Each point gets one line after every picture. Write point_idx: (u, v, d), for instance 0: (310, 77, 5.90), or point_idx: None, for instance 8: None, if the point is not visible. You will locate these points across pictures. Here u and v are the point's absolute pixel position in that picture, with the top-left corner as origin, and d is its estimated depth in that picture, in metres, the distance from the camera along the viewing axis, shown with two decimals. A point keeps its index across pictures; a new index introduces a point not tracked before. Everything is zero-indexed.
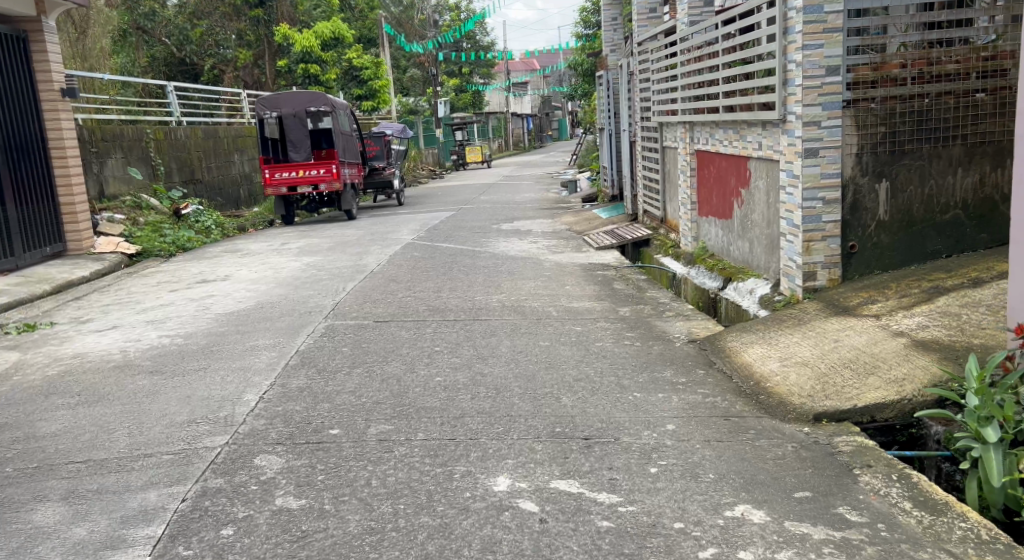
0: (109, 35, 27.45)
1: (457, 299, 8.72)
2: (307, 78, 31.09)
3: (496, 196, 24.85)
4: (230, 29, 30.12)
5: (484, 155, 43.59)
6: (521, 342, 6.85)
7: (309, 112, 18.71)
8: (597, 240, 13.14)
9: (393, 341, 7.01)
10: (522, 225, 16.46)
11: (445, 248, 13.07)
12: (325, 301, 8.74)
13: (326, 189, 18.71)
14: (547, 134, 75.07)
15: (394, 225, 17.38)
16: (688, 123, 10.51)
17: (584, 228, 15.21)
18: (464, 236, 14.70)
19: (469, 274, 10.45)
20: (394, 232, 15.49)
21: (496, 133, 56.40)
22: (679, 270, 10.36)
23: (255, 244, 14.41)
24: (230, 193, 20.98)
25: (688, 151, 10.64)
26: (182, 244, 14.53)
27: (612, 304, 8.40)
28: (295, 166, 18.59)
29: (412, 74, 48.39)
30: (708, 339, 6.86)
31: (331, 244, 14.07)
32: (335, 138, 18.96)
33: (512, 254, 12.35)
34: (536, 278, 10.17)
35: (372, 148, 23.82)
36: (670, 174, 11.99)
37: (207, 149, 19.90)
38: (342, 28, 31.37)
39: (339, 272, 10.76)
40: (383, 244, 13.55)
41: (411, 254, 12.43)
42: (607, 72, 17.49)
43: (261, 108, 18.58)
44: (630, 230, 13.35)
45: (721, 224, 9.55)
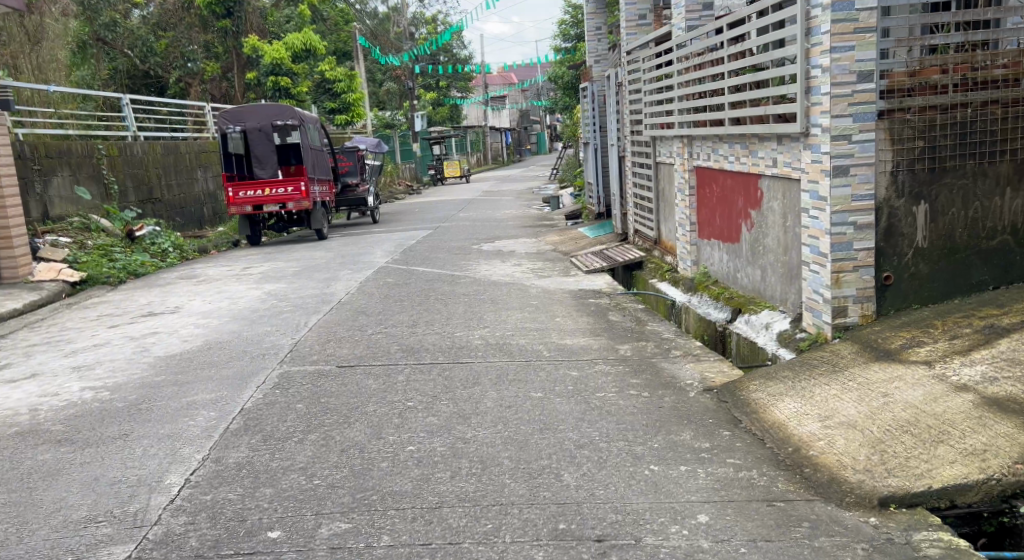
0: (68, 46, 26.33)
1: (433, 336, 7.73)
2: (278, 91, 30.01)
3: (476, 212, 23.86)
4: (196, 41, 29.05)
5: (462, 170, 42.70)
6: (507, 392, 5.88)
7: (274, 126, 17.68)
8: (586, 263, 12.24)
9: (357, 392, 6.00)
10: (503, 245, 15.47)
11: (420, 272, 12.08)
12: (283, 340, 7.74)
13: (294, 207, 17.67)
14: (526, 148, 74.28)
15: (367, 245, 16.33)
16: (686, 137, 9.60)
17: (570, 249, 14.24)
18: (441, 258, 13.70)
19: (447, 304, 9.47)
20: (366, 254, 14.47)
21: (474, 147, 55.54)
22: (680, 298, 9.41)
23: (213, 269, 13.41)
24: (194, 211, 20.02)
25: (687, 168, 9.69)
26: (135, 270, 13.47)
27: (608, 341, 7.43)
28: (261, 183, 17.57)
29: (388, 87, 47.47)
30: (726, 388, 5.85)
31: (298, 268, 13.06)
32: (304, 153, 17.88)
33: (493, 279, 11.37)
34: (520, 308, 9.20)
35: (346, 164, 22.78)
36: (665, 192, 11.04)
37: (167, 165, 18.91)
38: (313, 40, 30.24)
39: (303, 303, 9.74)
40: (353, 268, 12.54)
41: (383, 279, 11.43)
42: (592, 84, 16.55)
43: (224, 122, 17.56)
44: (621, 252, 12.41)
45: (726, 248, 8.57)
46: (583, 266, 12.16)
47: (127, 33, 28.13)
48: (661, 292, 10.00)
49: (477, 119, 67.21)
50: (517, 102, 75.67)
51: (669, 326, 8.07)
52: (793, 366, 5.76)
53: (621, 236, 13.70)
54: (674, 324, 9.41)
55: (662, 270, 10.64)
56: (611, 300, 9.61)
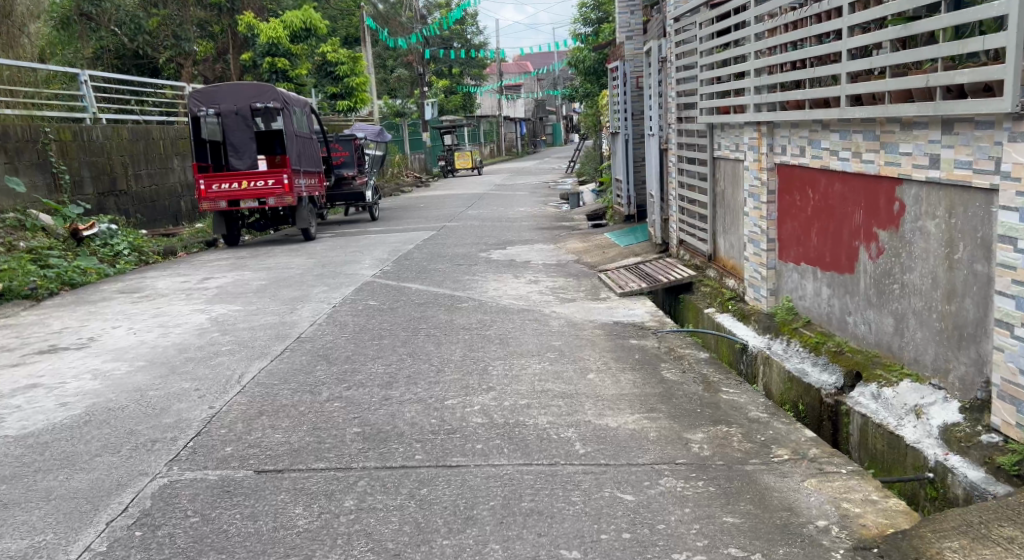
0: (48, 20, 24.28)
1: (414, 409, 5.35)
2: (274, 74, 27.60)
3: (486, 210, 21.48)
4: (186, 18, 26.70)
5: (475, 162, 40.26)
6: (519, 551, 3.50)
7: (254, 110, 15.31)
8: (620, 282, 9.83)
9: (269, 535, 3.66)
10: (517, 254, 13.08)
11: (413, 291, 9.69)
12: (199, 407, 5.37)
13: (274, 203, 15.34)
14: (542, 139, 71.76)
15: (357, 250, 13.96)
16: (767, 124, 7.16)
17: (596, 261, 11.82)
18: (441, 271, 11.30)
19: (441, 345, 7.08)
20: (354, 262, 12.13)
21: (487, 138, 53.11)
22: (754, 342, 7.00)
23: (164, 280, 11.03)
24: (166, 205, 17.71)
25: (764, 165, 7.28)
26: (71, 279, 11.12)
27: (671, 423, 5.04)
28: (238, 175, 15.23)
29: (399, 74, 45.10)
30: (892, 544, 3.45)
31: (265, 281, 10.69)
32: (290, 141, 15.59)
33: (502, 303, 8.97)
34: (539, 353, 6.80)
35: (341, 154, 20.40)
36: (726, 195, 8.64)
37: (134, 153, 16.58)
38: (314, 18, 27.88)
39: (252, 338, 7.36)
40: (331, 284, 10.17)
41: (365, 302, 9.04)
42: (625, 63, 14.48)
43: (195, 104, 15.23)
44: (663, 269, 10.01)
45: (829, 278, 6.18)
46: (615, 286, 9.76)
47: (114, 7, 25.08)
48: (722, 329, 7.59)
49: (490, 109, 64.75)
50: (533, 91, 73.12)
51: (753, 393, 5.67)
52: (1016, 508, 3.37)
53: (659, 248, 11.27)
54: (744, 378, 7.01)
55: (721, 299, 8.23)
56: (661, 342, 7.19)
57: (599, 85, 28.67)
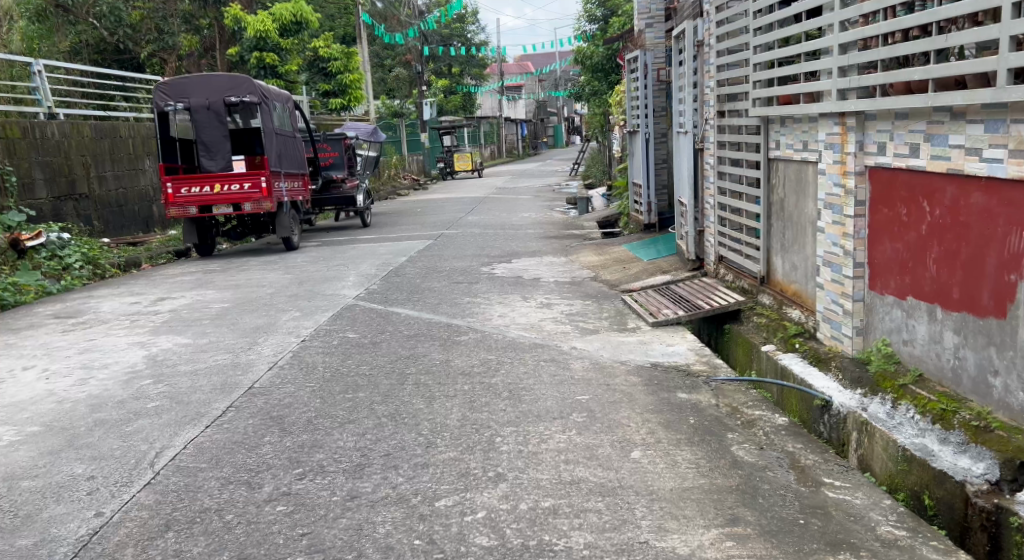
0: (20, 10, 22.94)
1: (393, 518, 3.74)
2: (262, 70, 25.97)
3: (488, 215, 19.90)
4: (171, 10, 24.93)
5: (475, 164, 38.66)
6: None
7: (227, 103, 13.74)
8: (651, 308, 8.24)
9: None
10: (523, 270, 11.45)
11: (403, 319, 8.06)
12: (83, 512, 3.82)
13: (251, 209, 13.77)
14: (543, 140, 70.14)
15: (343, 263, 12.39)
16: (857, 115, 5.58)
17: (616, 280, 10.20)
18: (437, 292, 9.65)
19: (433, 403, 5.44)
20: (338, 280, 10.50)
21: (488, 139, 51.49)
22: (840, 398, 5.42)
23: (111, 302, 9.37)
24: (134, 210, 16.10)
25: (850, 168, 5.71)
26: (2, 299, 9.44)
27: (769, 549, 3.46)
28: (210, 178, 13.65)
29: (397, 73, 43.42)
30: None
31: (229, 304, 9.04)
32: (270, 139, 14.00)
33: (510, 336, 7.36)
34: (563, 415, 5.18)
35: (329, 155, 18.73)
36: (786, 204, 7.07)
37: (98, 153, 15.01)
38: (306, 10, 26.03)
39: (192, 388, 5.73)
40: (306, 309, 8.56)
41: (343, 335, 7.41)
42: (645, 53, 13.02)
43: (162, 98, 13.64)
44: (700, 292, 8.42)
45: (956, 321, 4.61)
46: (646, 313, 8.17)
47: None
48: (792, 376, 6.02)
49: (491, 109, 63.09)
50: (534, 92, 71.54)
51: (866, 489, 4.11)
52: None
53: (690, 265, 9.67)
54: (826, 444, 5.44)
55: (782, 335, 6.65)
56: (718, 398, 5.59)
57: (607, 84, 27.18)
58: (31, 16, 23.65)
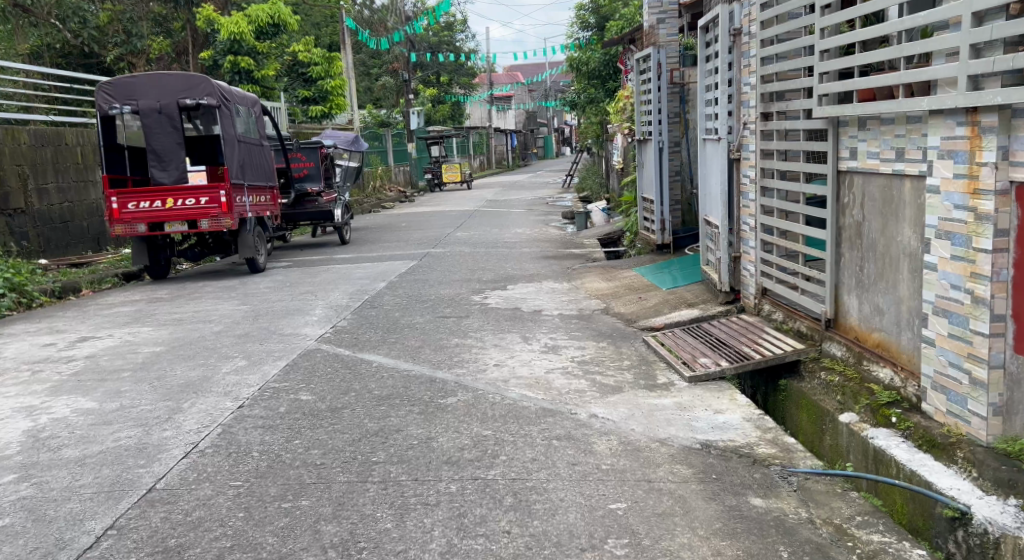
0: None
1: None
2: (236, 75, 24.06)
3: (477, 231, 18.30)
4: (140, 11, 23.23)
5: (464, 175, 37.10)
6: None
7: (180, 106, 12.10)
8: (683, 355, 6.65)
9: None
10: (521, 299, 9.83)
11: (375, 373, 6.42)
12: None
13: (209, 227, 12.15)
14: (533, 151, 68.63)
15: (312, 290, 10.78)
16: (999, 110, 4.02)
17: (632, 316, 8.60)
18: (420, 330, 8.02)
19: (406, 519, 3.84)
20: (302, 314, 8.86)
21: (477, 149, 49.94)
22: (977, 505, 3.83)
23: (22, 347, 7.69)
24: (84, 225, 14.57)
25: (984, 184, 4.12)
26: None
27: None
28: (162, 192, 12.07)
29: (384, 82, 41.74)
30: None
31: (163, 352, 7.40)
32: (229, 148, 12.31)
33: (511, 398, 5.74)
34: (594, 545, 3.58)
35: (302, 165, 17.00)
36: (863, 229, 5.44)
37: (37, 162, 13.52)
38: (284, 12, 24.41)
39: (67, 494, 4.13)
40: (255, 359, 6.94)
41: (295, 397, 5.77)
42: (657, 51, 11.52)
43: (106, 99, 12.03)
44: (742, 334, 6.82)
45: None
46: (679, 362, 6.53)
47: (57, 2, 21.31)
48: (896, 467, 4.37)
49: (480, 119, 61.50)
50: (524, 103, 70.01)
51: None
52: None
53: (722, 298, 8.03)
54: None
55: (869, 403, 5.00)
56: (807, 507, 3.97)
57: (604, 91, 25.68)
58: None
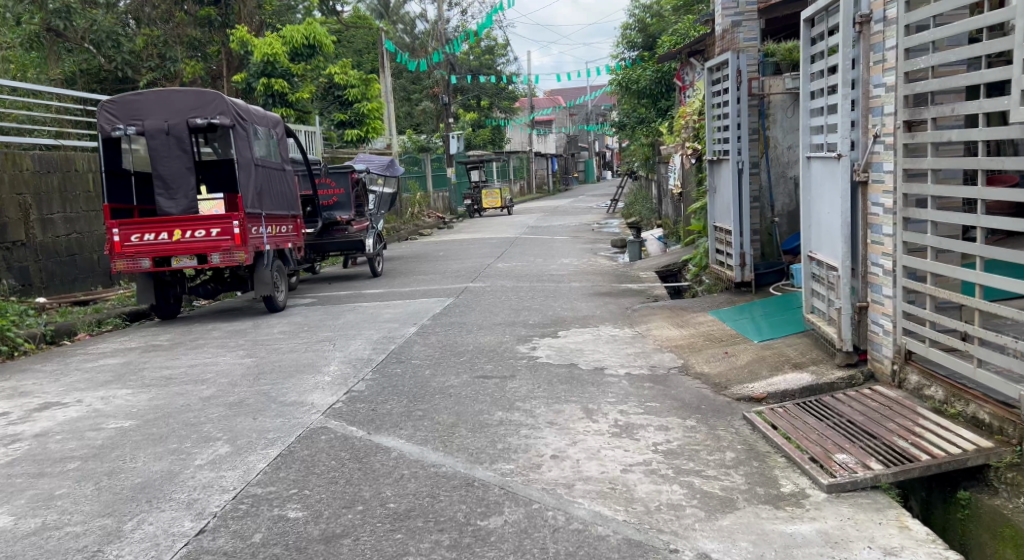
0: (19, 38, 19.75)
1: None
2: (269, 98, 22.16)
3: (520, 262, 16.65)
4: (174, 34, 21.93)
5: (505, 200, 35.55)
6: None
7: (192, 126, 10.40)
8: (816, 451, 4.96)
9: None
10: (578, 351, 8.15)
11: (393, 471, 4.78)
12: None
13: (220, 261, 10.53)
14: (574, 175, 66.85)
15: (330, 335, 9.21)
16: None
17: (722, 379, 6.91)
18: (457, 398, 6.37)
19: None
20: (313, 373, 7.26)
21: (517, 174, 48.41)
22: None
23: None
24: (94, 259, 13.13)
25: None
26: None
27: None
28: (168, 223, 10.48)
29: (424, 107, 40.40)
30: None
31: (131, 428, 5.77)
32: (244, 176, 10.64)
33: (580, 520, 4.14)
34: None
35: (331, 190, 15.53)
36: None
37: (40, 190, 12.13)
38: (320, 32, 22.67)
39: None
40: (244, 441, 5.33)
41: (281, 516, 4.20)
42: (738, 57, 9.90)
43: (108, 120, 10.34)
44: (892, 419, 5.14)
45: None
46: (810, 462, 4.82)
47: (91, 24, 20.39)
48: None
49: (521, 144, 59.93)
50: (565, 126, 68.36)
51: None
52: None
53: (842, 360, 6.37)
54: None
55: None
56: None
57: (656, 111, 23.95)
58: (22, 43, 19.83)
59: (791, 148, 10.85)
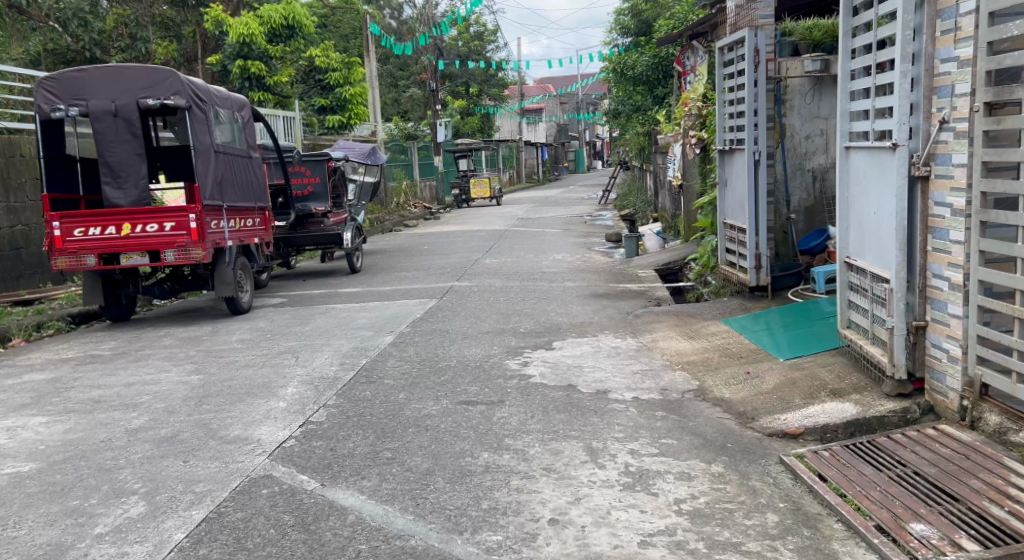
0: None
1: None
2: (246, 81, 20.96)
3: (510, 258, 15.61)
4: (146, 14, 20.62)
5: (494, 190, 34.43)
6: None
7: (141, 107, 9.28)
8: (885, 518, 4.00)
9: None
10: (577, 369, 7.10)
11: (347, 548, 3.81)
12: None
13: (175, 259, 9.42)
14: (564, 164, 65.69)
15: (294, 345, 8.15)
16: None
17: (747, 407, 5.88)
18: (434, 433, 5.32)
19: None
20: (268, 396, 6.20)
21: (506, 163, 47.27)
22: None
23: None
24: (44, 252, 11.97)
25: None
26: None
27: None
28: (116, 216, 9.38)
29: (411, 94, 39.19)
30: None
31: (31, 474, 4.66)
32: (201, 163, 9.52)
33: None
34: None
35: (304, 180, 14.31)
36: None
37: None
38: (300, 11, 21.52)
39: None
40: (164, 496, 4.26)
41: None
42: (756, 34, 8.79)
43: (47, 100, 9.22)
44: (976, 474, 4.23)
45: None
46: (883, 536, 3.89)
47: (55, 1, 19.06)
48: None
49: (510, 132, 58.72)
50: (555, 115, 67.18)
51: None
52: None
53: (888, 390, 5.42)
54: None
55: None
56: None
57: (652, 98, 22.89)
58: None
59: (810, 138, 9.83)
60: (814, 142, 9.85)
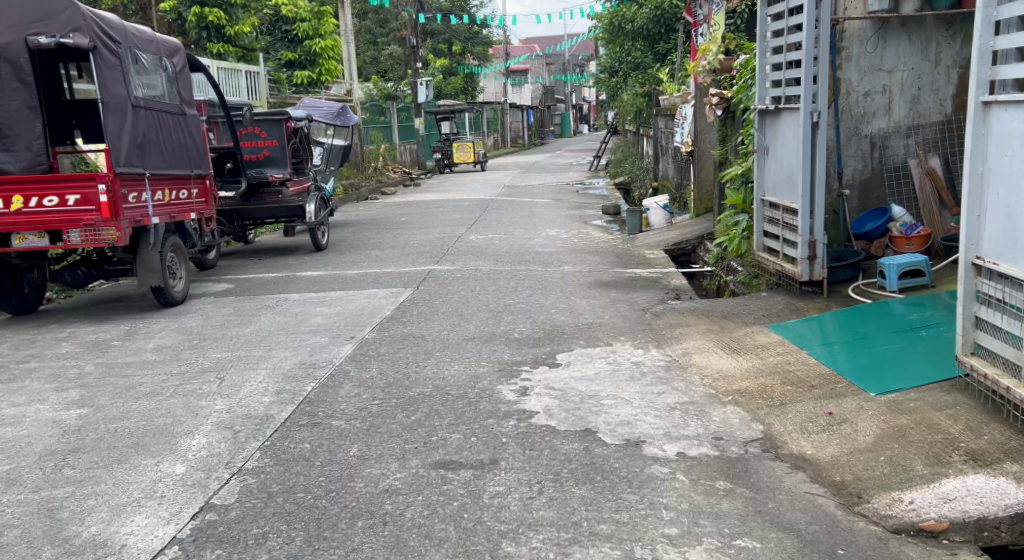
0: None
1: None
2: (204, 31, 18.83)
3: (497, 234, 13.75)
4: None
5: (479, 155, 32.43)
6: None
7: (30, 45, 7.46)
8: None
9: None
10: (595, 402, 5.28)
11: None
12: None
13: (81, 241, 7.51)
14: (551, 129, 63.53)
15: (223, 359, 6.30)
16: None
17: (845, 473, 4.10)
18: (394, 538, 3.53)
19: None
20: (161, 452, 4.36)
21: (491, 127, 45.12)
22: None
23: None
24: None
25: None
26: None
27: None
28: (6, 186, 7.52)
29: (391, 52, 36.92)
30: None
31: None
32: (111, 118, 7.63)
33: None
34: None
35: (258, 142, 12.35)
36: None
37: None
38: None
39: None
40: None
41: None
42: None
43: None
44: None
45: None
46: None
47: None
48: None
49: (495, 95, 56.44)
50: (542, 77, 64.82)
51: None
52: None
53: None
54: None
55: None
56: None
57: (653, 55, 20.96)
58: None
59: (869, 96, 8.01)
60: (874, 102, 8.02)
